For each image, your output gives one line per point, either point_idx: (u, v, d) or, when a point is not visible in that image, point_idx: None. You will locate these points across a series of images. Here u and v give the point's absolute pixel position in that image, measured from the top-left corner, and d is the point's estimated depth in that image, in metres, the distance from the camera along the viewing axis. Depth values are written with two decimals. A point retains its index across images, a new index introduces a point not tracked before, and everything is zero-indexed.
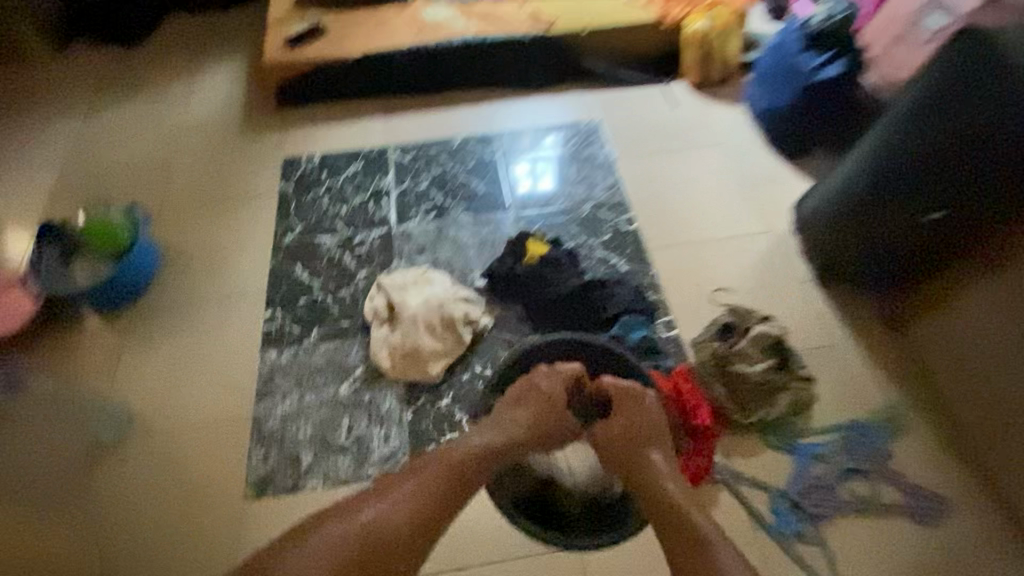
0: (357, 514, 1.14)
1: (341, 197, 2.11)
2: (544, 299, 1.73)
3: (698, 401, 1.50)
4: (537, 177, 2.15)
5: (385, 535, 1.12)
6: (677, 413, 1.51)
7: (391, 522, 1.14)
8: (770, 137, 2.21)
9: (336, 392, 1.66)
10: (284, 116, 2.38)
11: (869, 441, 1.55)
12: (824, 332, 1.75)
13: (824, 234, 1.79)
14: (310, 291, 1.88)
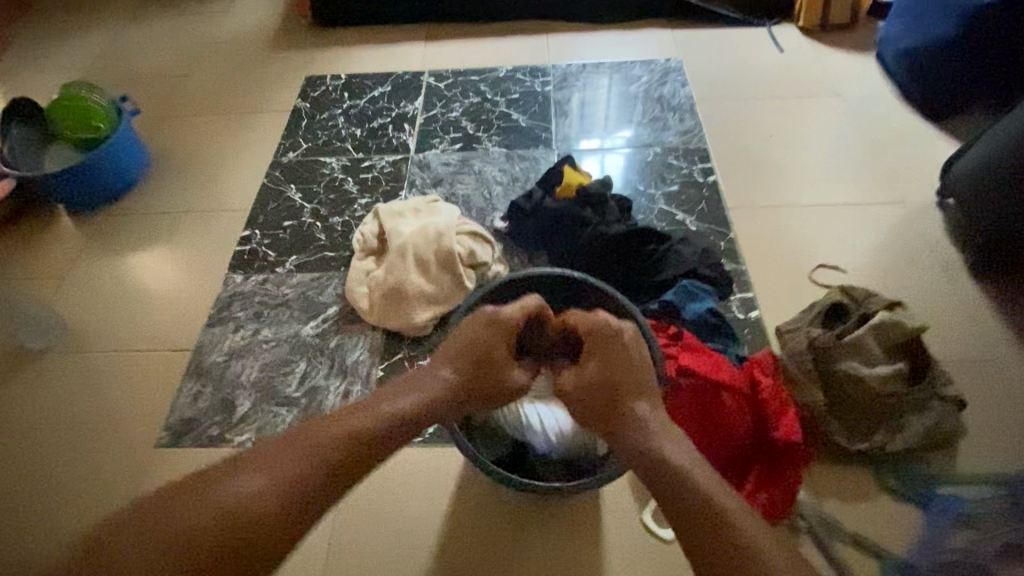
0: (174, 509, 0.66)
1: (359, 119, 1.80)
2: (576, 247, 1.26)
3: (785, 405, 1.01)
4: (593, 115, 1.74)
5: (220, 541, 0.64)
6: (751, 417, 1.00)
7: (232, 522, 0.65)
8: (908, 91, 1.67)
9: (299, 331, 1.32)
10: (317, 35, 2.12)
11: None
12: (983, 339, 1.19)
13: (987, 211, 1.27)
14: (298, 214, 1.56)
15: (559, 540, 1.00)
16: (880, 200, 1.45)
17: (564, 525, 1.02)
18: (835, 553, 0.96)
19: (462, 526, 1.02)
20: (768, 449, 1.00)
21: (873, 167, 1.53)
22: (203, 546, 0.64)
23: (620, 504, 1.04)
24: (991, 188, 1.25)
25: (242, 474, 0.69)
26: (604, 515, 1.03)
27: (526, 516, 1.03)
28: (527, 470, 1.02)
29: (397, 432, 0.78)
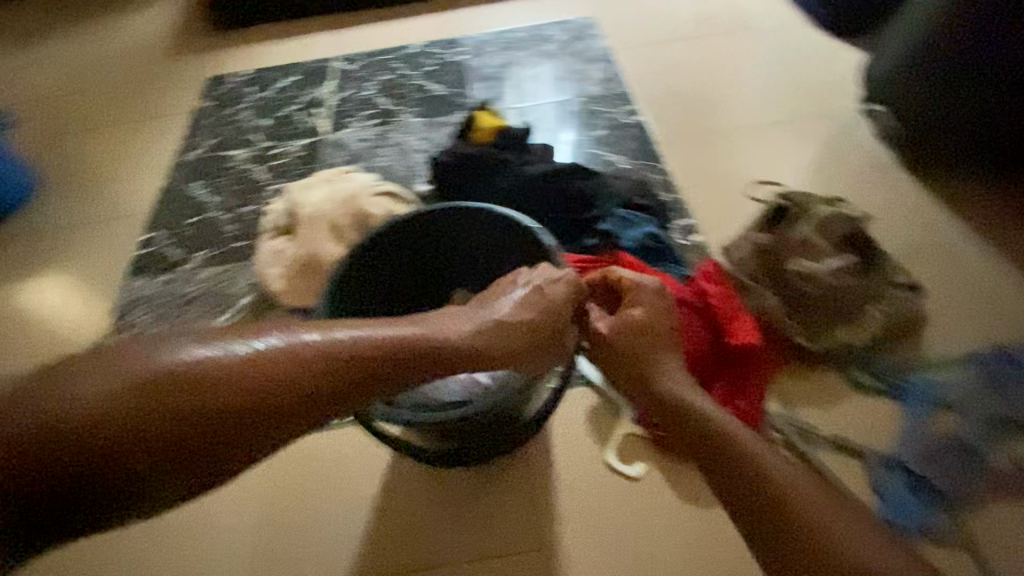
0: (118, 372, 0.57)
1: (266, 110, 1.68)
2: (500, 191, 1.17)
3: (738, 310, 0.94)
4: (511, 75, 1.67)
5: (156, 427, 0.56)
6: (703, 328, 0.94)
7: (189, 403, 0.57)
8: (819, 14, 1.67)
9: (209, 327, 1.17)
10: (218, 38, 2.01)
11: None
12: (928, 228, 1.16)
13: (909, 104, 1.24)
14: (203, 210, 1.42)
15: (516, 497, 0.89)
16: (808, 117, 1.43)
17: (522, 481, 0.91)
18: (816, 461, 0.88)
19: (410, 501, 0.91)
20: (725, 356, 0.94)
21: (796, 89, 1.50)
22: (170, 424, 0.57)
23: (581, 449, 0.93)
24: (910, 80, 1.23)
25: (201, 355, 0.60)
26: (565, 463, 0.92)
27: (479, 477, 0.92)
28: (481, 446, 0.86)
29: (388, 368, 0.67)
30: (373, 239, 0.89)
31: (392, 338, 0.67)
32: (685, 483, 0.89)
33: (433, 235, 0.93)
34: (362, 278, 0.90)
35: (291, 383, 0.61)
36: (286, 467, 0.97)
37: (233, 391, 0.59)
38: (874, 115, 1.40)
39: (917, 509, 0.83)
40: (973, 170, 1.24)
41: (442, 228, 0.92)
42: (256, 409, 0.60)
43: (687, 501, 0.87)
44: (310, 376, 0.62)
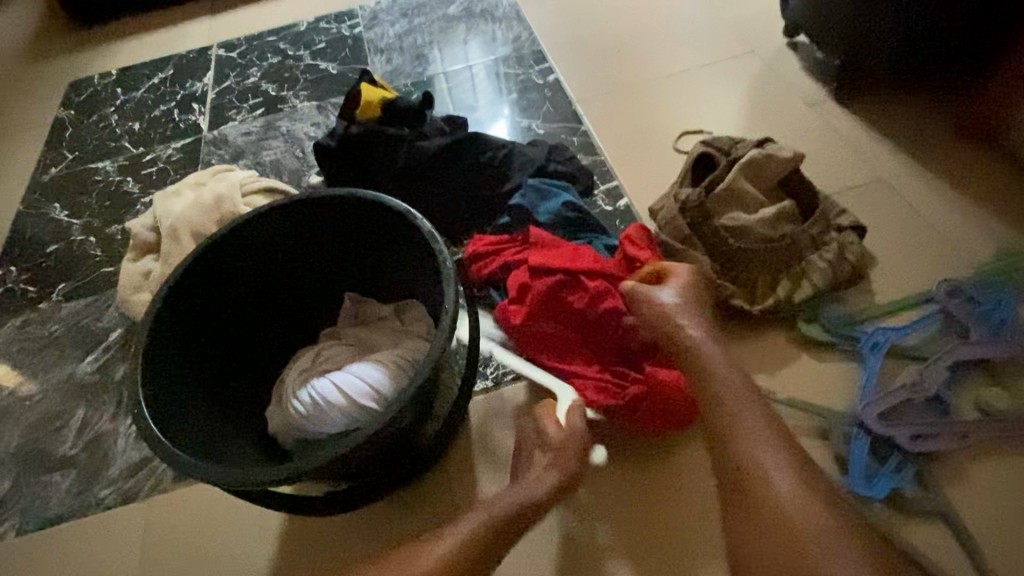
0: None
1: (136, 112, 1.47)
2: (395, 174, 1.02)
3: None
4: (411, 44, 1.50)
5: None
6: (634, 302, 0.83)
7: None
8: None
9: (72, 372, 1.00)
10: (77, 38, 1.75)
11: (988, 311, 0.85)
12: (865, 163, 1.07)
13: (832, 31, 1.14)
14: (64, 234, 1.22)
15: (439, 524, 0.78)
16: (732, 56, 1.31)
17: (443, 507, 0.79)
18: None
19: (316, 551, 0.78)
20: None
21: (717, 28, 1.39)
22: None
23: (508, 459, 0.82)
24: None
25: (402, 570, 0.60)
26: (491, 476, 0.80)
27: (394, 508, 0.80)
28: (388, 479, 0.73)
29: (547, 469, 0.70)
30: (226, 232, 0.75)
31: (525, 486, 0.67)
32: (631, 476, 0.78)
33: (273, 238, 0.78)
34: (198, 295, 0.74)
35: (497, 522, 0.64)
36: (169, 528, 0.83)
37: (475, 544, 0.62)
38: (799, 48, 1.30)
39: (884, 473, 0.74)
40: (903, 96, 1.16)
41: (309, 217, 0.78)
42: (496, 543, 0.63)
43: (636, 497, 0.76)
44: (513, 511, 0.65)
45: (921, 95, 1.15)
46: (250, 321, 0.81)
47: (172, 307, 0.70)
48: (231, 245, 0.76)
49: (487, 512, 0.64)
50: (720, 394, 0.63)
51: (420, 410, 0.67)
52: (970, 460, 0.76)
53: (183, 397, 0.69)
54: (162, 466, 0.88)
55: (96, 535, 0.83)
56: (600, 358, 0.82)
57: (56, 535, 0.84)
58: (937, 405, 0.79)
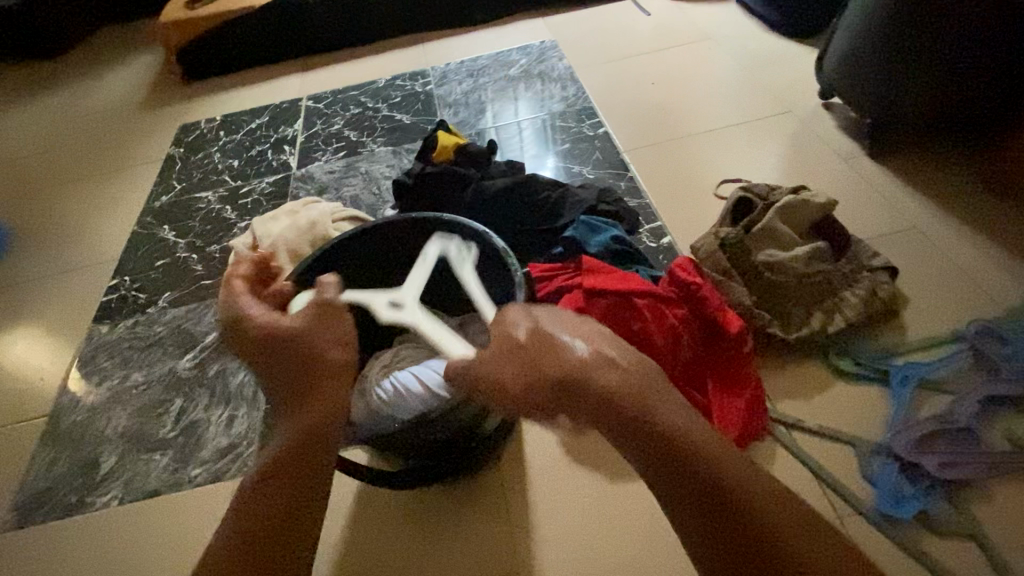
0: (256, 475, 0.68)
1: (236, 151, 1.70)
2: (462, 207, 1.16)
3: (723, 303, 0.93)
4: (476, 100, 1.69)
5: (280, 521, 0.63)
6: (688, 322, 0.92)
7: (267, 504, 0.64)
8: (773, 21, 1.69)
9: (173, 367, 1.14)
10: (189, 89, 2.04)
11: (1017, 353, 0.88)
12: (896, 212, 1.15)
13: (865, 100, 1.25)
14: (172, 251, 1.41)
15: (491, 515, 0.86)
16: (769, 115, 1.43)
17: (495, 498, 0.87)
18: (800, 453, 0.85)
19: (380, 531, 0.86)
20: (711, 342, 0.92)
21: (757, 90, 1.52)
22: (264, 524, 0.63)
23: (556, 462, 0.90)
24: (869, 51, 1.20)
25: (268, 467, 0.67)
26: (540, 476, 0.89)
27: (451, 500, 0.88)
28: (453, 468, 0.82)
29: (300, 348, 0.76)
30: (331, 245, 0.90)
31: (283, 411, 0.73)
32: None
33: (363, 253, 0.92)
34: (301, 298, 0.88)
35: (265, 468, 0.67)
36: None
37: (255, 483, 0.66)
38: (833, 109, 1.41)
39: (915, 495, 0.79)
40: (933, 155, 1.24)
41: (397, 237, 0.92)
42: (278, 476, 0.66)
43: None
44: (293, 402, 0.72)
45: (950, 154, 1.23)
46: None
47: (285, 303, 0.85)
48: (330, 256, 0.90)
49: (267, 459, 0.68)
50: (664, 418, 0.57)
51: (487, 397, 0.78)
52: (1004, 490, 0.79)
53: None
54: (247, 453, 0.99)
55: (189, 507, 0.94)
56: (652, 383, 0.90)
57: (155, 506, 0.95)
58: (969, 435, 0.83)
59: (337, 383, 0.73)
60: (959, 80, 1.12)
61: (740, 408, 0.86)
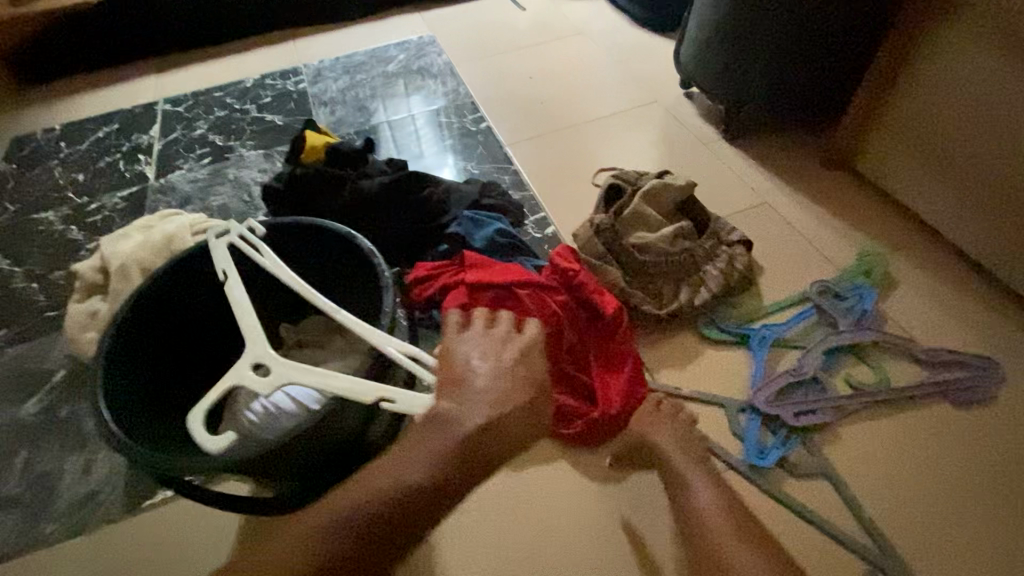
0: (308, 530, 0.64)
1: (80, 164, 1.51)
2: (338, 210, 1.11)
3: (599, 285, 0.97)
4: (354, 98, 1.63)
5: None
6: (570, 307, 0.95)
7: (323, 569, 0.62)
8: (637, 15, 1.79)
9: (13, 415, 1.00)
10: (16, 95, 1.78)
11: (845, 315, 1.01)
12: (750, 189, 1.26)
13: (718, 90, 1.35)
14: (4, 282, 1.22)
15: None
16: (638, 105, 1.52)
17: None
18: None
19: None
20: (593, 324, 0.96)
21: (627, 81, 1.60)
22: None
23: None
24: (718, 38, 1.29)
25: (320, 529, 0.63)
26: None
27: None
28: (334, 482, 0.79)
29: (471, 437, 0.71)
30: (182, 257, 0.83)
31: (428, 464, 0.68)
32: (569, 465, 0.90)
33: (215, 270, 0.86)
34: (148, 329, 0.80)
35: (375, 518, 0.64)
36: (123, 557, 0.84)
37: (347, 523, 0.64)
38: (695, 98, 1.52)
39: (775, 445, 0.88)
40: (778, 136, 1.38)
41: (261, 244, 0.87)
42: (381, 539, 0.64)
43: (572, 480, 0.89)
44: (409, 480, 0.67)
45: (792, 134, 1.37)
46: (202, 340, 0.88)
47: (128, 326, 0.77)
48: (177, 281, 0.83)
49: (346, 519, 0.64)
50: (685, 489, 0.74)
51: None
52: (844, 430, 0.90)
53: (139, 417, 0.75)
54: (110, 500, 0.89)
55: (44, 571, 0.83)
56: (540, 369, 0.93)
57: None
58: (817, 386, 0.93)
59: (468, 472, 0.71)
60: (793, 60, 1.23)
61: (620, 385, 0.91)
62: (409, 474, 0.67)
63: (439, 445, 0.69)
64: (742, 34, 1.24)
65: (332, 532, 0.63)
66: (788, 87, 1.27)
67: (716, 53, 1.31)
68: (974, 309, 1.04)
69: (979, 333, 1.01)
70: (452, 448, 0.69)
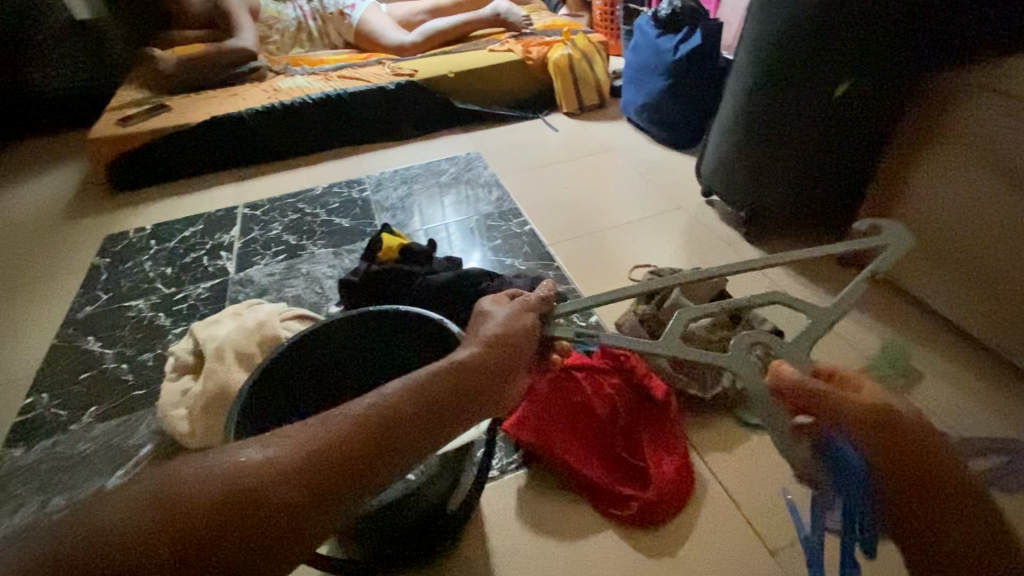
0: (228, 474, 0.50)
1: (167, 258, 1.70)
2: (409, 301, 1.26)
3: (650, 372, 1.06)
4: (412, 204, 1.85)
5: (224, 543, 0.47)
6: (624, 391, 1.04)
7: (225, 515, 0.48)
8: (660, 135, 2.04)
9: (102, 485, 1.08)
10: (116, 199, 2.03)
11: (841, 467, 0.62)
12: (777, 284, 1.39)
13: (745, 187, 1.49)
14: (98, 363, 1.35)
15: None
16: (666, 211, 1.70)
17: None
18: (727, 500, 0.97)
19: None
20: (643, 408, 1.04)
21: (654, 191, 1.80)
22: (200, 531, 0.46)
23: (517, 537, 0.95)
24: (737, 155, 1.47)
25: (278, 459, 0.51)
26: (501, 553, 0.93)
27: None
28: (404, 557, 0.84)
29: (467, 388, 0.64)
30: (299, 337, 0.96)
31: (404, 404, 0.58)
32: (629, 545, 0.92)
33: (324, 347, 0.99)
34: (269, 397, 0.92)
35: (303, 477, 0.51)
36: None
37: (303, 469, 0.52)
38: (716, 205, 1.70)
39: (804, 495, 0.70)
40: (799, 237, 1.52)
41: (375, 324, 1.00)
42: (295, 518, 0.50)
43: (630, 559, 0.91)
44: (356, 435, 0.55)
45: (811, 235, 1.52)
46: (297, 401, 1.00)
47: (268, 374, 0.91)
48: (298, 355, 0.97)
49: (315, 454, 0.53)
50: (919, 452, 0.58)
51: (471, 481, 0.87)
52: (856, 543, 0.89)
53: None
54: None
55: None
56: (594, 448, 1.00)
57: None
58: None
59: (396, 448, 0.56)
60: (807, 168, 1.35)
61: (663, 472, 0.97)
62: (452, 358, 0.66)
63: (375, 414, 0.57)
64: (765, 145, 1.39)
65: (216, 497, 0.48)
66: (805, 189, 1.38)
67: (745, 154, 1.45)
68: (999, 394, 1.12)
69: (1006, 424, 1.07)
70: (492, 366, 0.68)
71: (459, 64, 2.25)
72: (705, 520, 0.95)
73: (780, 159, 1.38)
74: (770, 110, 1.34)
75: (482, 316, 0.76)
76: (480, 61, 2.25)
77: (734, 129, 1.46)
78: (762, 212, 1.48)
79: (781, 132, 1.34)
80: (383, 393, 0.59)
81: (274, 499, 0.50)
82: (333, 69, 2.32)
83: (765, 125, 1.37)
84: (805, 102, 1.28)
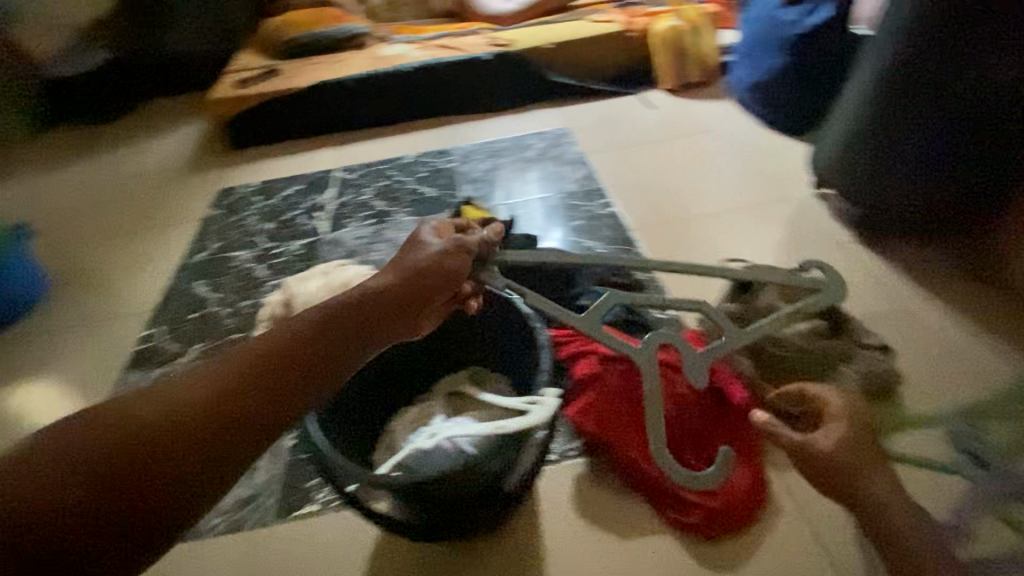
0: (158, 397, 0.52)
1: (268, 215, 1.82)
2: None
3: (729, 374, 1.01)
4: (497, 177, 1.84)
5: (167, 453, 0.50)
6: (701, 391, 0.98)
7: (164, 430, 0.50)
8: (768, 118, 1.87)
9: None
10: (231, 155, 2.20)
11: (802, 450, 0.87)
12: (887, 293, 1.25)
13: (862, 181, 1.31)
14: (203, 306, 1.49)
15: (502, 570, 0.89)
16: (766, 202, 1.57)
17: (511, 557, 0.91)
18: (802, 522, 0.90)
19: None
20: (719, 412, 0.98)
21: (755, 179, 1.66)
22: (139, 446, 0.49)
23: (569, 526, 0.93)
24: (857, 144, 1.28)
25: (202, 379, 0.54)
26: (552, 539, 0.92)
27: (461, 556, 0.91)
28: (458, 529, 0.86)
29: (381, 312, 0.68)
30: None
31: (322, 323, 0.62)
32: (688, 553, 0.88)
33: None
34: None
35: (231, 389, 0.54)
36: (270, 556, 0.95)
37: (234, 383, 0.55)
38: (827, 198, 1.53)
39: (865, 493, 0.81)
40: (920, 240, 1.36)
41: None
42: (231, 424, 0.53)
43: (685, 566, 0.87)
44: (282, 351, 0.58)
45: (935, 239, 1.35)
46: None
47: None
48: None
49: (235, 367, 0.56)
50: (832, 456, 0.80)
51: (533, 460, 0.87)
52: None
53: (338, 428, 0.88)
54: (268, 503, 1.01)
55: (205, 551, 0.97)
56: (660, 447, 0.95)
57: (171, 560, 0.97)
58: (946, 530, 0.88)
59: (321, 360, 0.60)
60: (954, 151, 1.17)
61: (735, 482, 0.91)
62: (364, 287, 0.70)
63: (297, 333, 0.60)
64: (899, 129, 1.20)
65: (149, 417, 0.50)
66: (943, 178, 1.21)
67: (869, 142, 1.26)
68: None
69: None
70: (409, 290, 0.72)
71: (556, 35, 2.18)
72: (774, 540, 0.88)
73: (916, 145, 1.20)
74: (909, 88, 1.16)
75: (417, 245, 0.78)
76: (579, 33, 2.17)
77: (855, 114, 1.27)
78: (883, 207, 1.31)
79: (924, 113, 1.16)
80: (301, 319, 0.62)
81: (194, 414, 0.52)
82: (431, 38, 2.34)
83: (899, 110, 1.19)
84: (959, 76, 1.10)
